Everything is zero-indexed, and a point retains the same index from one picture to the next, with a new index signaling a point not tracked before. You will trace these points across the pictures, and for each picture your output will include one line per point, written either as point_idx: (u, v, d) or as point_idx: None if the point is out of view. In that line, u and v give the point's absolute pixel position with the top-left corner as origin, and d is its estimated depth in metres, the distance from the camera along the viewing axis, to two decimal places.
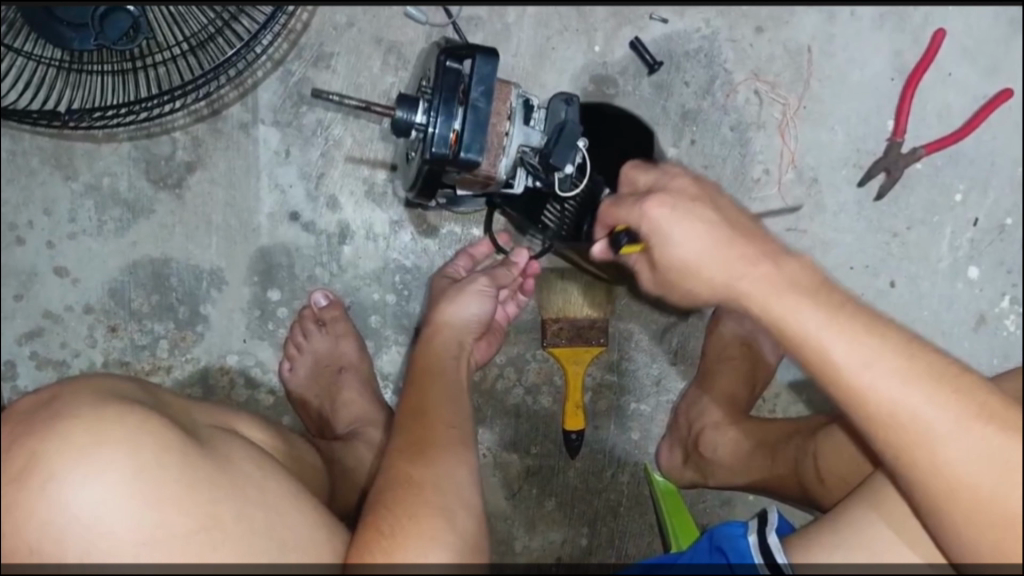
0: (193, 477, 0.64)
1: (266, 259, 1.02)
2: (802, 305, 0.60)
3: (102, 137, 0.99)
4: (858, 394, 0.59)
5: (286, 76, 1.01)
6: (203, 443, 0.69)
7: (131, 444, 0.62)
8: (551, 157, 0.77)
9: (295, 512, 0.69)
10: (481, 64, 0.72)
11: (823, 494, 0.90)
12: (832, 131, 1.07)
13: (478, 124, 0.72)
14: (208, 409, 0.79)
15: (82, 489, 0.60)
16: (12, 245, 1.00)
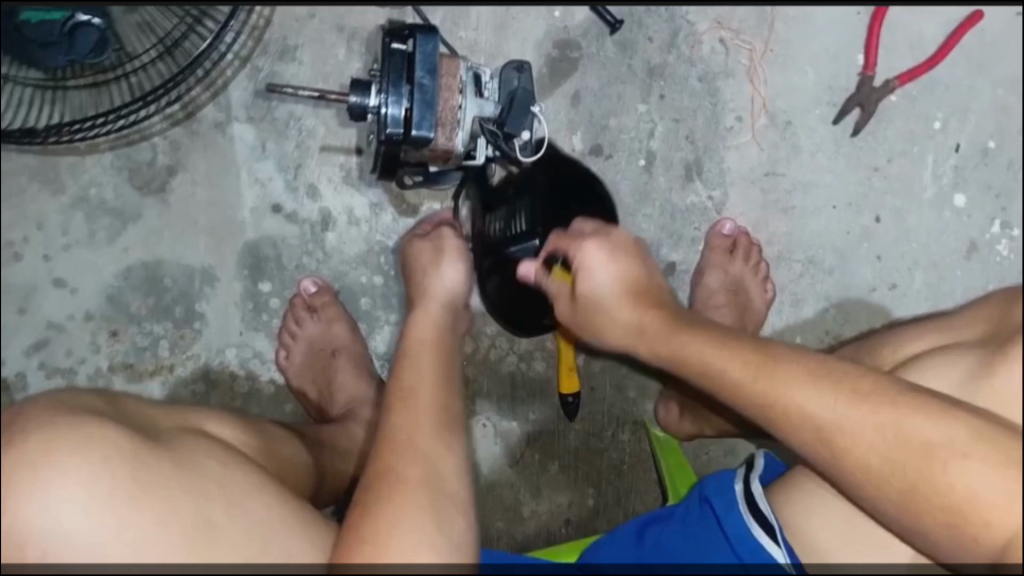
0: (145, 483, 0.67)
1: (254, 253, 1.05)
2: (700, 341, 0.72)
3: (85, 149, 1.02)
4: (761, 406, 0.65)
5: (255, 72, 1.03)
6: (163, 446, 0.71)
7: (92, 459, 0.66)
8: (506, 125, 0.77)
9: (259, 502, 0.70)
10: (422, 42, 0.73)
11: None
12: (802, 72, 1.07)
13: (427, 101, 0.72)
14: (178, 409, 0.80)
15: (41, 501, 0.65)
16: (12, 262, 1.04)
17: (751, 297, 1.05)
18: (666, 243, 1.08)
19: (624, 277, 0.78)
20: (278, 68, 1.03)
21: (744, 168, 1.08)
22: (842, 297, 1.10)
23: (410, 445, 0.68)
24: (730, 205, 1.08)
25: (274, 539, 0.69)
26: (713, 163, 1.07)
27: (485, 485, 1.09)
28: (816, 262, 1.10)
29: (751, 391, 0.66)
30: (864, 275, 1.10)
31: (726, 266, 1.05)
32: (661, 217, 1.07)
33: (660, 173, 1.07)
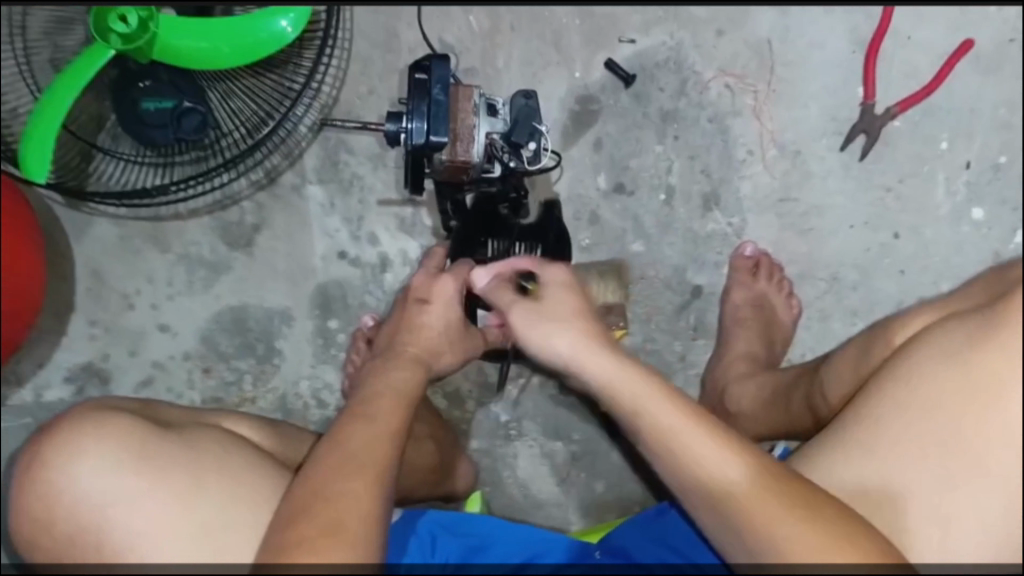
0: (147, 452, 0.77)
1: (324, 294, 1.20)
2: (669, 408, 0.74)
3: (187, 215, 1.22)
4: (688, 472, 0.72)
5: (325, 142, 1.22)
6: (170, 430, 0.83)
7: (108, 450, 0.76)
8: (513, 136, 0.90)
9: (247, 476, 0.80)
10: (437, 70, 0.88)
11: (825, 409, 0.91)
12: (805, 107, 1.17)
13: (441, 115, 0.86)
14: (197, 415, 0.93)
15: (61, 470, 0.76)
16: (126, 311, 1.22)
17: (776, 312, 1.12)
18: (691, 268, 1.17)
19: (592, 340, 0.81)
20: (342, 137, 1.22)
21: (759, 195, 1.17)
22: (869, 311, 1.14)
23: (359, 456, 0.74)
24: (749, 230, 1.17)
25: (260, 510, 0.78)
26: (730, 193, 1.17)
27: (533, 505, 1.15)
28: (840, 279, 1.15)
29: (717, 467, 0.70)
30: (888, 290, 1.14)
31: (752, 284, 1.12)
32: (684, 243, 1.17)
33: (680, 205, 1.17)
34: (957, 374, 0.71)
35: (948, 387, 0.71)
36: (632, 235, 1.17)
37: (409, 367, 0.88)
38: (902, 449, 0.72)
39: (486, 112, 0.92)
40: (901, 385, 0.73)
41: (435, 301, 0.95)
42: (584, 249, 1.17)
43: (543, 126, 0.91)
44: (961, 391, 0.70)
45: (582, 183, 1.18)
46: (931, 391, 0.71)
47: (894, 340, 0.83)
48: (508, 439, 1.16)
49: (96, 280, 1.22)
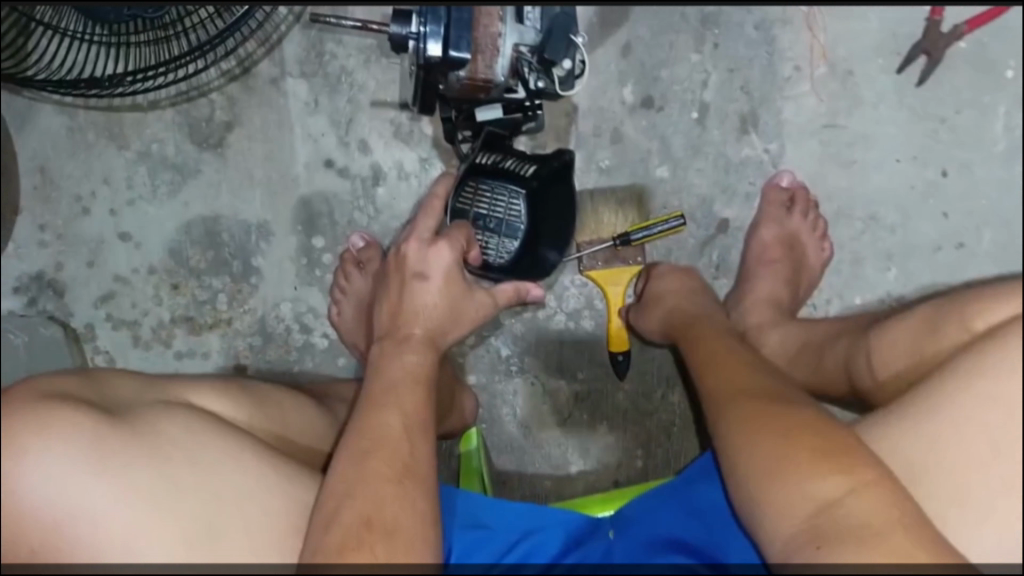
0: (108, 452, 0.67)
1: (308, 208, 1.07)
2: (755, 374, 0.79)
3: (147, 106, 1.06)
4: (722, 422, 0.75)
5: (309, 28, 1.05)
6: (134, 417, 0.71)
7: (67, 446, 0.66)
8: (546, 53, 0.80)
9: (230, 468, 0.70)
10: None
11: (868, 379, 0.81)
12: (864, 19, 1.03)
13: (463, 23, 0.76)
14: (161, 383, 0.80)
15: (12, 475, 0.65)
16: (80, 216, 1.08)
17: (806, 254, 1.03)
18: (719, 199, 1.06)
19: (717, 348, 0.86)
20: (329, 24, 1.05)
21: (801, 119, 1.05)
22: (907, 256, 1.05)
23: (381, 445, 0.70)
24: (787, 158, 1.05)
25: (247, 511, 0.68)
26: (770, 115, 1.04)
27: (532, 442, 1.09)
28: (879, 220, 1.06)
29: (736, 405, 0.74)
30: (928, 233, 1.03)
31: (782, 220, 1.02)
32: (714, 171, 1.05)
33: (713, 124, 1.05)
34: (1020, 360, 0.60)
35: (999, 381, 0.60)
36: (657, 157, 1.05)
37: (422, 348, 0.80)
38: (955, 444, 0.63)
39: (515, 16, 0.80)
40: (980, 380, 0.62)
41: (434, 276, 0.84)
42: (603, 170, 1.06)
43: (579, 39, 0.82)
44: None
45: (606, 94, 1.05)
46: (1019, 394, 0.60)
47: (970, 324, 0.69)
48: (509, 374, 1.10)
49: (44, 179, 1.07)
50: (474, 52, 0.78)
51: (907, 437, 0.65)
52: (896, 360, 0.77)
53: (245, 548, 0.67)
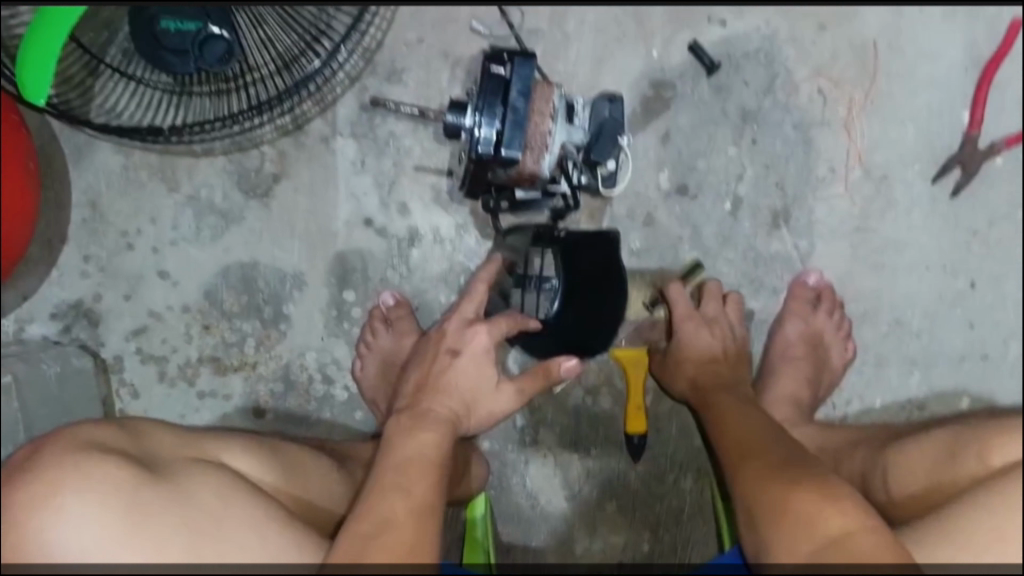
0: (149, 516, 0.71)
1: (343, 263, 1.10)
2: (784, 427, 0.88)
3: (200, 152, 1.10)
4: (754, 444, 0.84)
5: (362, 92, 1.09)
6: (173, 480, 0.75)
7: (108, 508, 0.69)
8: (592, 153, 0.93)
9: (258, 535, 0.75)
10: (519, 67, 0.83)
11: (882, 494, 0.84)
12: (902, 126, 1.05)
13: (517, 123, 0.82)
14: (194, 439, 0.84)
15: (58, 531, 0.68)
16: (123, 251, 1.11)
17: (829, 354, 1.03)
18: (746, 290, 1.07)
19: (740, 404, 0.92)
20: (382, 90, 1.09)
21: (833, 219, 1.06)
22: (930, 363, 1.06)
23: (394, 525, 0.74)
24: (817, 256, 1.06)
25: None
26: (803, 212, 1.06)
27: (539, 515, 1.09)
28: (905, 323, 1.06)
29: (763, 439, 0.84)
30: (953, 342, 1.06)
31: (809, 316, 1.03)
32: (743, 263, 1.07)
33: (745, 217, 1.06)
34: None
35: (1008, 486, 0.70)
36: (688, 244, 1.07)
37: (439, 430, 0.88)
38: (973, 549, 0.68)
39: (565, 118, 0.89)
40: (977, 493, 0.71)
41: (466, 352, 0.97)
42: (633, 253, 1.07)
43: (622, 141, 0.95)
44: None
45: (643, 179, 1.07)
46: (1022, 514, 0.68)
47: (988, 460, 0.76)
48: (523, 445, 1.09)
49: (94, 213, 1.11)
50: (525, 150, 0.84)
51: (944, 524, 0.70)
52: (913, 483, 0.81)
53: None
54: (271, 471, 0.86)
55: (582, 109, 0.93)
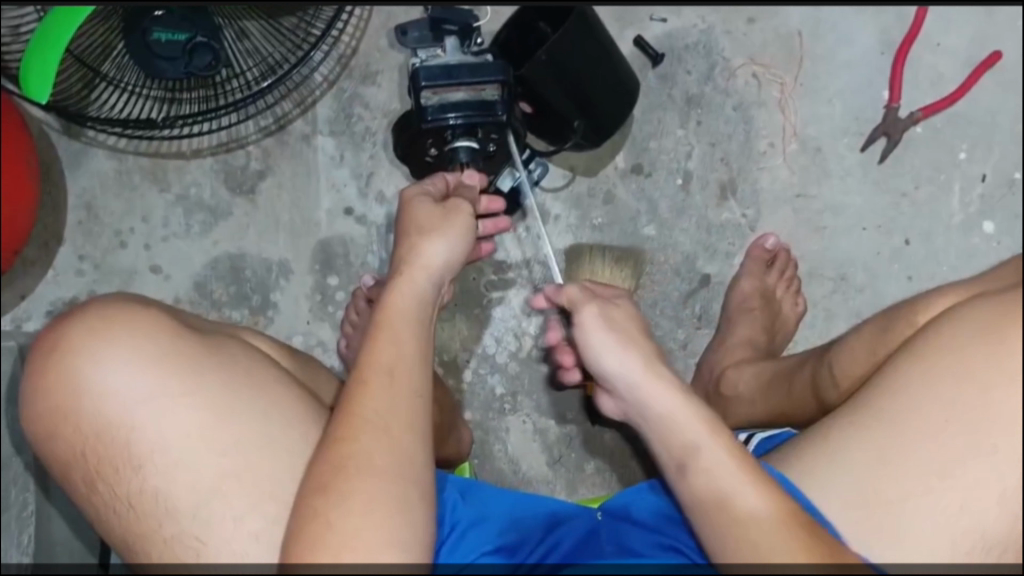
0: (195, 367, 0.78)
1: (326, 250, 1.18)
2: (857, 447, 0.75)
3: (189, 155, 1.18)
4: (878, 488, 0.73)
5: (340, 93, 1.19)
6: (216, 343, 0.82)
7: (154, 362, 0.77)
8: (459, 32, 0.94)
9: (280, 410, 0.80)
10: (426, 82, 0.90)
11: (834, 392, 0.90)
12: (830, 104, 1.17)
13: (480, 74, 0.90)
14: (225, 326, 0.91)
15: (109, 372, 0.76)
16: (116, 249, 1.18)
17: (781, 307, 1.12)
18: (702, 256, 1.16)
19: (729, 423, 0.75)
20: (358, 91, 1.19)
21: (775, 189, 1.16)
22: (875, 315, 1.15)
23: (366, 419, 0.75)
24: (764, 222, 1.16)
25: (276, 462, 0.77)
26: (747, 183, 1.16)
27: (522, 481, 1.16)
28: (848, 280, 1.15)
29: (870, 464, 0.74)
30: (895, 294, 1.15)
31: (762, 276, 1.12)
32: (697, 231, 1.16)
33: (696, 191, 1.16)
34: (990, 330, 0.71)
35: (984, 359, 0.70)
36: (645, 217, 1.16)
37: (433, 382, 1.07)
38: (927, 441, 0.72)
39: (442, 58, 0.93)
40: (908, 380, 0.74)
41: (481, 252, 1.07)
42: (596, 227, 1.16)
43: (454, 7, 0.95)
44: (972, 376, 0.70)
45: (602, 164, 1.17)
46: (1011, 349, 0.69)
47: (915, 321, 0.83)
48: (502, 412, 1.17)
49: (89, 215, 1.18)
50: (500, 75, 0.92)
51: (979, 417, 0.70)
52: (859, 364, 0.88)
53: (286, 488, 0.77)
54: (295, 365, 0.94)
55: (422, 52, 0.93)
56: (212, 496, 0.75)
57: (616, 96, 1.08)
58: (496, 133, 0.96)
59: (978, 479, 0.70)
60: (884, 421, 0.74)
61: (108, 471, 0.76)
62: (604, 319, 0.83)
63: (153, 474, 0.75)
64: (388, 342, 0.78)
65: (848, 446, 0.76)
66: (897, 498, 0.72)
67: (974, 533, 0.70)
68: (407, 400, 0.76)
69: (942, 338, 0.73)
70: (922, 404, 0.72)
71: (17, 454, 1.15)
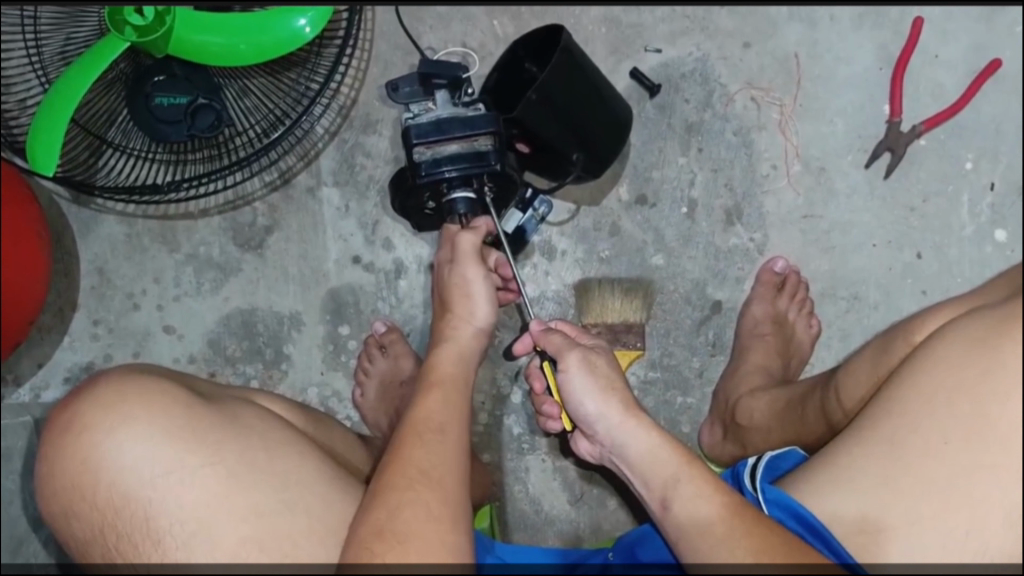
0: (206, 434, 0.82)
1: (336, 299, 1.18)
2: (861, 475, 0.77)
3: (197, 214, 1.19)
4: (888, 515, 0.75)
5: (342, 144, 1.20)
6: (225, 409, 0.86)
7: (166, 433, 0.80)
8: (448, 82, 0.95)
9: (290, 470, 0.84)
10: (420, 139, 0.91)
11: (839, 413, 0.91)
12: (831, 123, 1.16)
13: (471, 125, 0.92)
14: (233, 389, 0.96)
15: (123, 446, 0.79)
16: (130, 311, 1.19)
17: (795, 330, 1.12)
18: (712, 282, 1.15)
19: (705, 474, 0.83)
20: (360, 140, 1.20)
21: (782, 211, 1.16)
22: None
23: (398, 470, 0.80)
24: (772, 245, 1.15)
25: (292, 522, 0.81)
26: (753, 208, 1.16)
27: (545, 520, 1.15)
28: (862, 298, 1.14)
29: (880, 493, 0.76)
30: (910, 310, 1.14)
31: (773, 300, 1.11)
32: (705, 258, 1.16)
33: (702, 218, 1.16)
34: (977, 351, 0.73)
35: (974, 378, 0.73)
36: (652, 248, 1.16)
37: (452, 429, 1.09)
38: (938, 465, 0.73)
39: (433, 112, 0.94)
40: (910, 401, 0.76)
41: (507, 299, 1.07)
42: (603, 260, 1.16)
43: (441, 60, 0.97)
44: (967, 393, 0.73)
45: (605, 195, 1.17)
46: (999, 367, 0.72)
47: (913, 339, 0.85)
48: (521, 451, 1.16)
49: (101, 279, 1.19)
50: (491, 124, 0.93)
51: (974, 437, 0.72)
52: (862, 387, 0.89)
53: (301, 544, 0.81)
54: (303, 421, 0.99)
55: (414, 107, 0.95)
56: (231, 567, 0.79)
57: (613, 131, 1.09)
58: (492, 183, 0.97)
59: (982, 500, 0.72)
60: (883, 445, 0.76)
61: (127, 543, 0.79)
62: (587, 369, 0.91)
63: (172, 547, 0.79)
64: (436, 400, 0.86)
65: (855, 470, 0.77)
66: (907, 521, 0.74)
67: (982, 557, 0.72)
68: (453, 451, 0.83)
69: (933, 360, 0.76)
70: (921, 428, 0.75)
71: (39, 522, 1.15)
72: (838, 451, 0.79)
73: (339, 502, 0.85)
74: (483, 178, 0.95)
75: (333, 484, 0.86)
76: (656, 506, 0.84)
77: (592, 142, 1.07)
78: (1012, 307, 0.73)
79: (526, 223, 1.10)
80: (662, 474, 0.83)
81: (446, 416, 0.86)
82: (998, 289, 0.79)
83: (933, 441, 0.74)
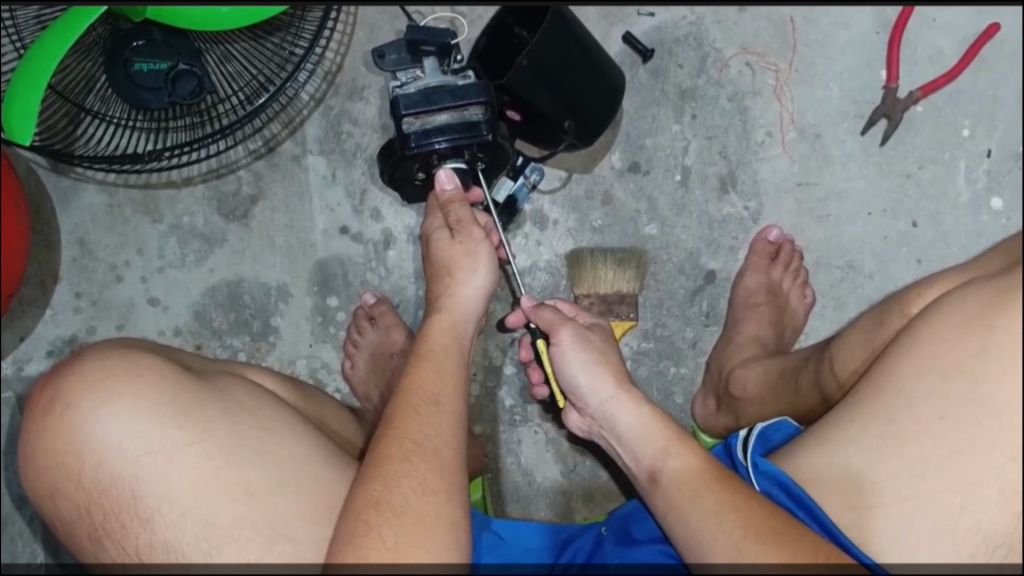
0: (192, 410, 0.80)
1: (323, 271, 1.16)
2: (852, 450, 0.76)
3: (180, 184, 1.17)
4: (880, 490, 0.74)
5: (328, 110, 1.17)
6: (210, 384, 0.84)
7: (151, 410, 0.78)
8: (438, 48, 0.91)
9: (280, 445, 0.83)
10: (408, 111, 0.88)
11: (833, 386, 0.90)
12: (827, 89, 1.14)
13: (461, 95, 0.88)
14: (220, 363, 0.94)
15: (106, 425, 0.77)
16: (113, 283, 1.16)
17: (789, 300, 1.10)
18: (705, 252, 1.14)
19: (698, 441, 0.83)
20: (347, 108, 1.17)
21: (777, 178, 1.14)
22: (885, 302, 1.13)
23: (388, 444, 0.79)
24: (767, 214, 1.14)
25: (284, 498, 0.80)
26: (748, 176, 1.14)
27: (538, 491, 1.15)
28: (856, 267, 1.13)
29: (871, 468, 0.75)
30: (905, 279, 1.13)
31: (767, 269, 1.10)
32: (699, 227, 1.14)
33: (696, 186, 1.14)
34: (972, 326, 0.72)
35: (967, 351, 0.72)
36: (645, 216, 1.14)
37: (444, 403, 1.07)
38: (933, 439, 0.72)
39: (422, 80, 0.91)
40: (902, 376, 0.75)
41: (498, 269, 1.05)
42: (595, 229, 1.14)
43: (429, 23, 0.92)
44: (961, 369, 0.72)
45: (597, 162, 1.15)
46: (995, 342, 0.70)
47: (908, 311, 0.84)
48: (512, 423, 1.16)
49: (83, 251, 1.17)
50: (480, 92, 0.89)
51: (968, 411, 0.71)
52: (857, 359, 0.88)
53: (295, 518, 0.80)
54: (293, 395, 0.97)
55: (403, 75, 0.91)
56: (223, 544, 0.77)
57: (606, 97, 1.06)
58: (485, 154, 0.95)
59: (979, 474, 0.70)
60: (878, 422, 0.75)
61: (116, 522, 0.78)
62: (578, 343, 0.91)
63: (161, 525, 0.77)
64: (432, 372, 0.85)
65: (849, 444, 0.77)
66: (900, 496, 0.73)
67: (974, 535, 0.70)
68: (449, 424, 0.81)
69: (926, 336, 0.75)
70: (915, 404, 0.74)
71: (27, 499, 1.13)
72: (833, 428, 0.79)
73: (334, 477, 0.84)
74: (473, 149, 0.93)
75: (326, 461, 0.85)
76: (644, 479, 0.84)
77: (585, 109, 1.05)
78: (1008, 281, 0.71)
79: (517, 191, 1.07)
80: (652, 448, 0.83)
81: (440, 389, 0.84)
82: (995, 260, 0.77)
83: (928, 414, 0.73)
